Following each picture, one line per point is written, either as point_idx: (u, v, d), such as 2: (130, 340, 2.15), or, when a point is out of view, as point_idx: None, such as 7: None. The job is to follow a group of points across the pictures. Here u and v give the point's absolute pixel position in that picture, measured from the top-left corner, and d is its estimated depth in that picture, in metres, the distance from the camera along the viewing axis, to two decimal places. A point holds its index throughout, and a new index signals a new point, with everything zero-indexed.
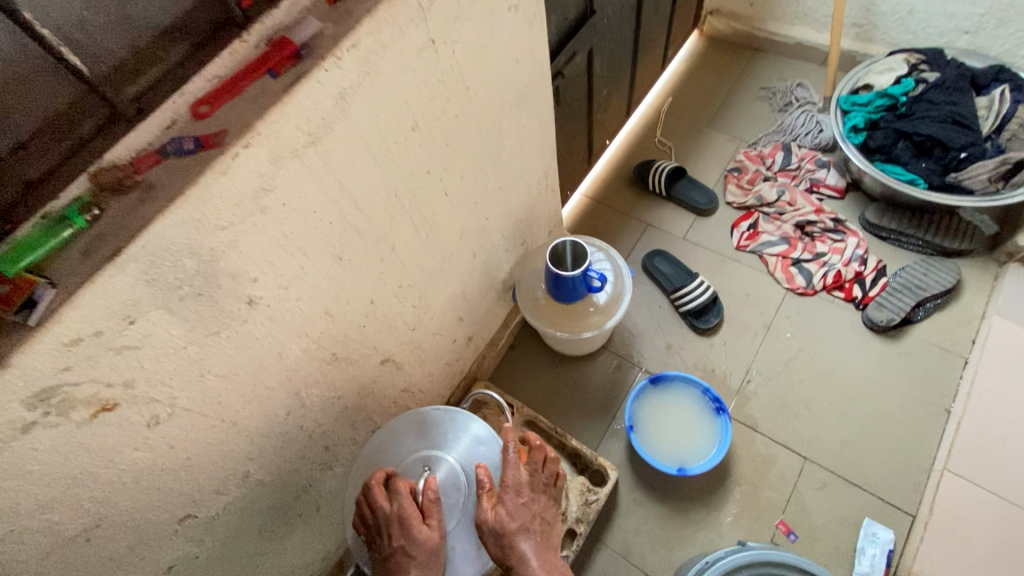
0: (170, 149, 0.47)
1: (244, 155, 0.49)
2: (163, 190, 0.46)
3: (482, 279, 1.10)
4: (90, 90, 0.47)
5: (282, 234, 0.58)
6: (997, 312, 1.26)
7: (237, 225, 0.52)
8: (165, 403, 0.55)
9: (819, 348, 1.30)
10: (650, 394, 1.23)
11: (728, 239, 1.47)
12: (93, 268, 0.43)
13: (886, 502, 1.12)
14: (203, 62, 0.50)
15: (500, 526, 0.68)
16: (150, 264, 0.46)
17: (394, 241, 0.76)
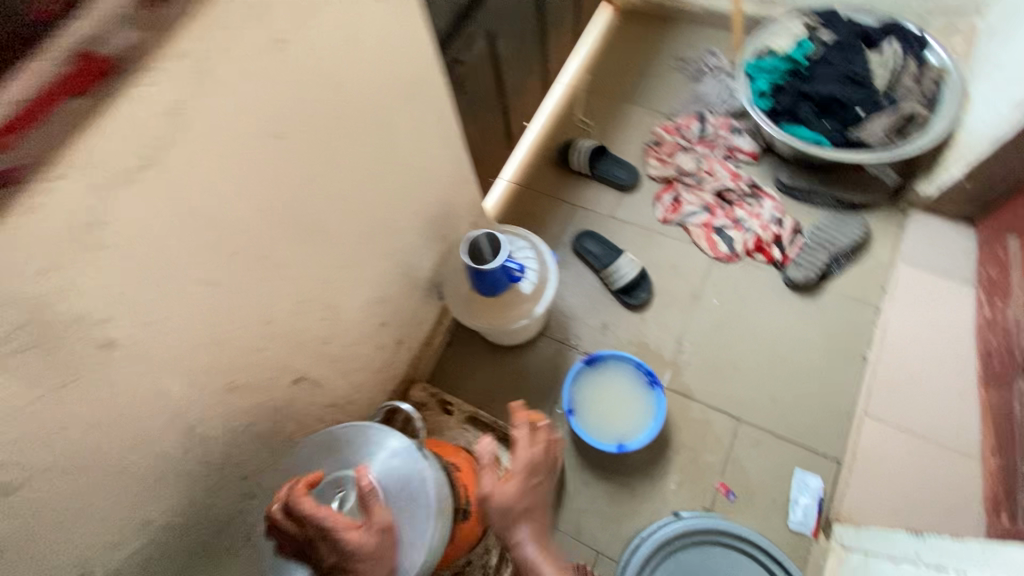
0: None
1: (61, 192, 0.45)
2: None
3: (401, 281, 1.07)
4: None
5: (130, 268, 0.53)
6: (903, 261, 1.33)
7: (65, 266, 0.47)
8: (23, 467, 0.51)
9: (745, 311, 1.33)
10: (586, 377, 1.24)
11: (653, 213, 1.48)
12: None
13: (815, 452, 1.18)
14: None
15: (510, 502, 0.80)
16: None
17: (283, 257, 0.72)
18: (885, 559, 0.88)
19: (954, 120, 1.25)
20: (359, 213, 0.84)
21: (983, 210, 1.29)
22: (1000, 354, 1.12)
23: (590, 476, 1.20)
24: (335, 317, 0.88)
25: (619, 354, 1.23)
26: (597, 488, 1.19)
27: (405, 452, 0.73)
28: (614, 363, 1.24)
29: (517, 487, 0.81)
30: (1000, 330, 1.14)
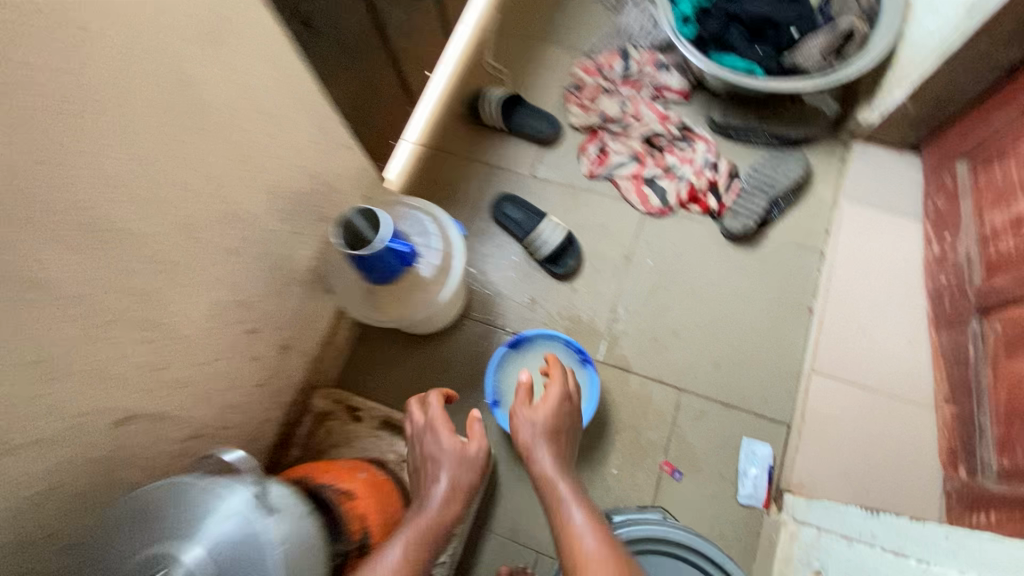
0: None
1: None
2: None
3: (267, 278, 0.88)
4: None
5: None
6: (846, 199, 1.22)
7: None
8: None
9: (682, 269, 1.21)
10: (512, 361, 1.10)
11: (578, 167, 1.31)
12: None
13: (763, 417, 1.08)
14: None
15: (541, 420, 0.88)
16: None
17: (38, 274, 0.53)
18: (838, 537, 0.80)
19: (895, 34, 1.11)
20: (165, 203, 0.65)
21: (928, 134, 1.18)
22: (951, 294, 1.03)
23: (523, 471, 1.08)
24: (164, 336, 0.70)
25: (547, 333, 1.09)
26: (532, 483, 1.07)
27: (244, 518, 0.56)
28: (541, 343, 1.10)
29: (547, 411, 0.89)
30: (950, 268, 1.05)
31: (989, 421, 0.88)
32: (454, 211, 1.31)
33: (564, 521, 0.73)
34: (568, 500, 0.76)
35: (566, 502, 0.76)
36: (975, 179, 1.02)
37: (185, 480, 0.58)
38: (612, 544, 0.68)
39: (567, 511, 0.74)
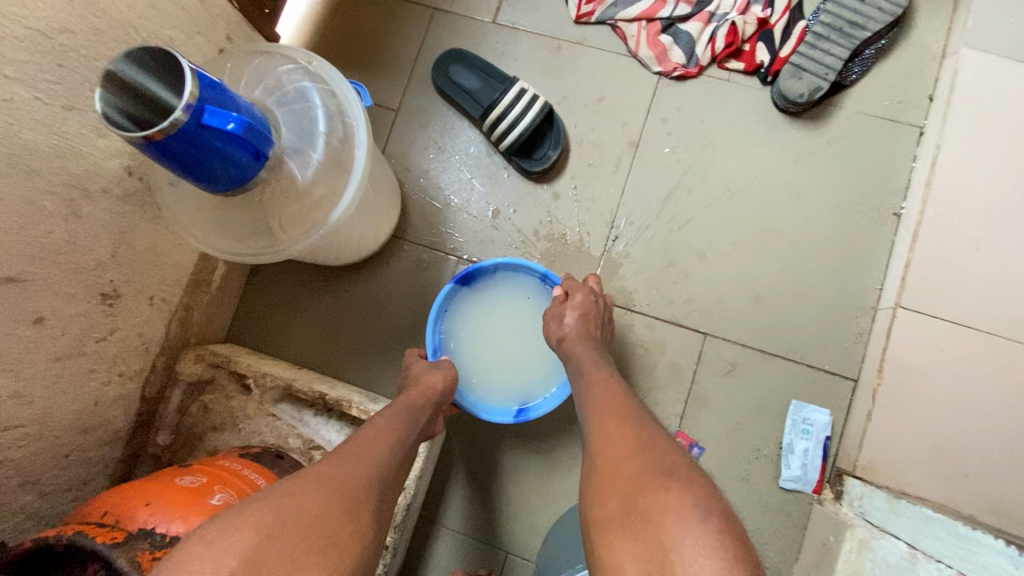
0: None
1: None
2: None
3: (22, 190, 0.51)
4: None
5: None
6: (968, 42, 0.79)
7: None
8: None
9: (714, 161, 0.83)
10: (463, 300, 0.77)
11: (562, 9, 0.88)
12: None
13: (819, 371, 0.77)
14: None
15: (569, 309, 0.68)
16: None
17: None
18: None
19: None
20: None
21: None
22: None
23: (484, 450, 0.79)
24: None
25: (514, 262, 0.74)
26: (497, 463, 0.79)
27: None
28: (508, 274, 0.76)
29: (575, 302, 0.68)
30: None
31: None
32: (381, 82, 0.89)
33: (584, 380, 0.59)
34: (590, 364, 0.61)
35: (588, 364, 0.61)
36: None
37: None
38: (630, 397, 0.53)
39: (590, 373, 0.59)
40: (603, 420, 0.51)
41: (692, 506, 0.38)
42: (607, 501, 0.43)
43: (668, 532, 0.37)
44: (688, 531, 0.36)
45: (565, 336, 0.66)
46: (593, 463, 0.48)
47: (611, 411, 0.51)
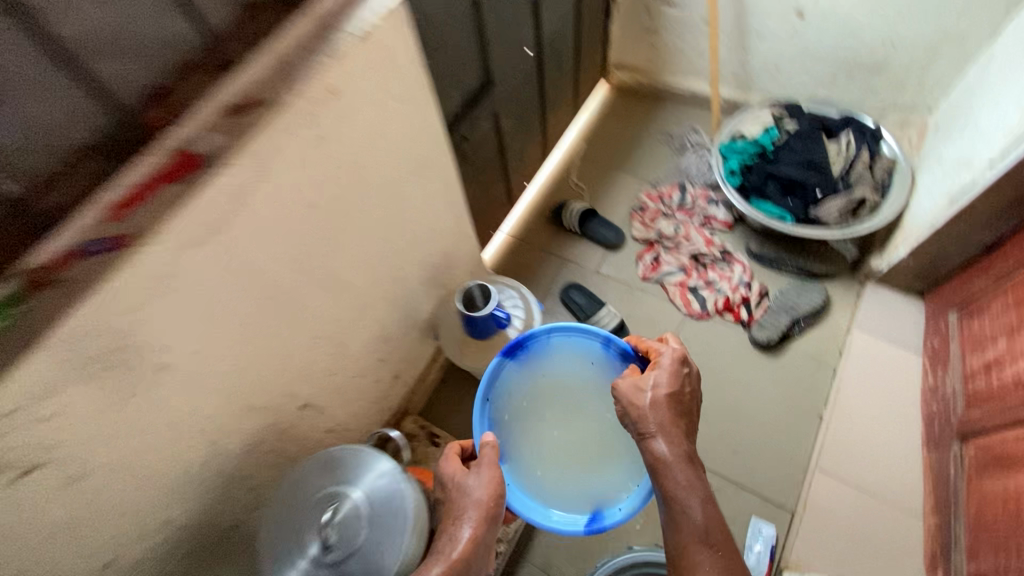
0: (88, 251, 0.57)
1: (157, 246, 0.61)
2: (79, 284, 0.56)
3: (402, 323, 1.21)
4: (11, 207, 0.55)
5: (193, 305, 0.68)
6: (858, 327, 1.45)
7: (149, 306, 0.63)
8: (81, 464, 0.64)
9: (713, 366, 1.46)
10: (514, 403, 1.07)
11: (635, 270, 1.63)
12: (15, 356, 0.53)
13: (770, 502, 1.27)
14: (119, 173, 0.61)
15: (653, 395, 0.85)
16: (67, 347, 0.57)
17: (302, 303, 0.87)
18: None
19: (901, 206, 1.42)
20: (365, 260, 0.98)
21: (930, 286, 1.42)
22: (940, 420, 1.24)
23: None
24: (343, 353, 1.04)
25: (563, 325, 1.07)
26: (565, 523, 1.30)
27: (390, 475, 0.81)
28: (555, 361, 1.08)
29: (659, 390, 0.85)
30: (939, 397, 1.26)
31: (962, 530, 1.06)
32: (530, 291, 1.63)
33: (684, 500, 0.78)
34: (681, 476, 0.79)
35: (688, 490, 0.78)
36: (962, 327, 1.25)
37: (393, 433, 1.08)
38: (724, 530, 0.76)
39: (673, 472, 0.80)
40: (698, 534, 0.76)
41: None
42: (682, 553, 0.76)
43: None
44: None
45: (649, 435, 0.83)
46: (667, 521, 0.80)
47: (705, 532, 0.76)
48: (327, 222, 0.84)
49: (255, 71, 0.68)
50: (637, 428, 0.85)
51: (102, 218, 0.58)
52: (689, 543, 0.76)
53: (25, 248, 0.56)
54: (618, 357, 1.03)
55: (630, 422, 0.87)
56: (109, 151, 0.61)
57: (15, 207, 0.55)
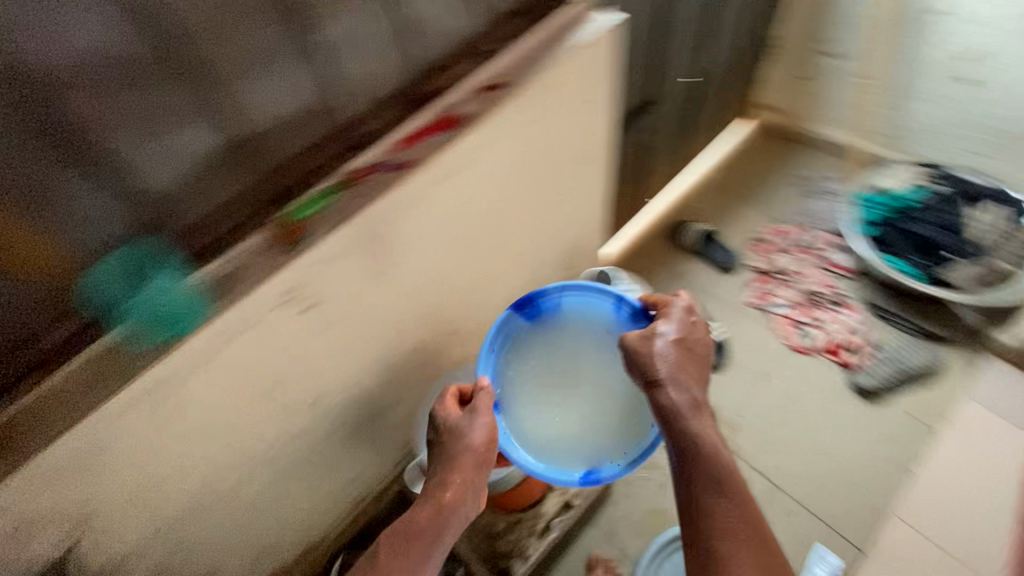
0: (384, 166, 0.82)
1: (425, 173, 0.86)
2: (375, 190, 0.82)
3: (533, 289, 1.41)
4: (348, 126, 0.81)
5: (422, 223, 0.92)
6: (973, 397, 1.46)
7: (401, 215, 0.88)
8: (329, 319, 0.89)
9: (806, 399, 1.52)
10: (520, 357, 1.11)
11: (741, 294, 1.72)
12: (331, 227, 0.79)
13: (842, 536, 1.33)
14: (410, 117, 0.85)
15: (665, 341, 0.93)
16: (356, 228, 0.83)
17: (479, 246, 1.09)
18: None
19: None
20: (527, 225, 1.19)
21: None
22: None
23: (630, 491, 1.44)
24: (486, 301, 1.25)
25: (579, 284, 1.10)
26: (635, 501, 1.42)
27: None
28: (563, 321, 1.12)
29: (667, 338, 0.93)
30: None
31: None
32: None
33: (694, 444, 0.86)
34: (692, 426, 0.87)
35: (697, 436, 0.87)
36: None
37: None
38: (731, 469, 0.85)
39: (681, 419, 0.88)
40: (702, 476, 0.85)
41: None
42: (693, 496, 0.85)
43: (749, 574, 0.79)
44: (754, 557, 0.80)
45: (657, 380, 0.90)
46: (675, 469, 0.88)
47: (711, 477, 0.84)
48: (511, 186, 1.05)
49: (505, 62, 0.89)
50: (649, 375, 0.91)
51: (398, 146, 0.83)
52: (698, 488, 0.85)
53: (351, 158, 0.81)
54: (628, 319, 1.08)
55: (636, 370, 0.94)
56: (397, 100, 0.85)
57: (351, 126, 0.82)
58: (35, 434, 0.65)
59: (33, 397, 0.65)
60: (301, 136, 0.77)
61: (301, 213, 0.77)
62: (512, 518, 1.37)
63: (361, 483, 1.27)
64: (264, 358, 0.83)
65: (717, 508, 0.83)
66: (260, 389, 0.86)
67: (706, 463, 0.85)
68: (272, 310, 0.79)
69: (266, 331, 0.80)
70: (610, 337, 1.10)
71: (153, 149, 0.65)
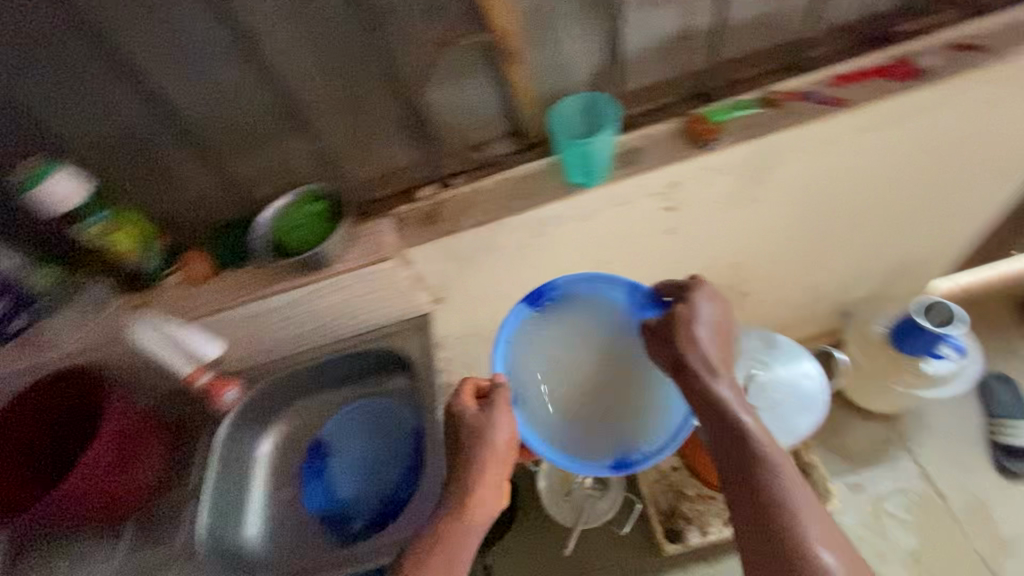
0: (810, 97, 0.83)
1: (852, 116, 0.82)
2: (798, 117, 0.81)
3: (839, 288, 1.27)
4: (789, 51, 0.86)
5: (807, 167, 0.89)
6: None
7: (799, 153, 0.85)
8: (673, 225, 0.92)
9: None
10: (517, 341, 0.76)
11: None
12: (743, 138, 0.81)
13: None
14: (856, 58, 0.85)
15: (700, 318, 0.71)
16: (760, 148, 0.82)
17: (832, 216, 1.03)
18: None
19: None
20: (889, 215, 1.08)
21: None
22: None
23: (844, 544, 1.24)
24: (787, 282, 1.18)
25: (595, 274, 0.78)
26: None
27: None
28: (577, 309, 0.78)
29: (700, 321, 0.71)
30: None
31: None
32: None
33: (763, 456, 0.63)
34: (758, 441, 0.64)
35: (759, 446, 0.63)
36: None
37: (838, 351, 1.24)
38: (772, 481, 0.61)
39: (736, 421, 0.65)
40: (746, 496, 0.62)
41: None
42: (752, 544, 0.60)
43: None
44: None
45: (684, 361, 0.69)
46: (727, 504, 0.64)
47: (735, 477, 0.63)
48: (897, 170, 0.97)
49: (989, 28, 0.84)
50: (676, 357, 0.70)
51: (826, 85, 0.84)
52: (763, 533, 0.59)
53: (776, 81, 0.86)
54: (652, 301, 0.77)
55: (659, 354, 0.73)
56: (849, 42, 0.86)
57: (790, 53, 0.86)
58: (468, 214, 0.84)
59: (472, 187, 0.86)
60: (747, 48, 0.85)
61: (719, 116, 0.82)
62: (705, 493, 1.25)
63: None
64: (614, 235, 0.90)
65: (791, 568, 0.57)
66: (592, 261, 0.95)
67: (740, 469, 0.63)
68: (650, 195, 0.84)
69: (634, 211, 0.87)
70: (621, 314, 0.78)
71: (655, 14, 0.76)
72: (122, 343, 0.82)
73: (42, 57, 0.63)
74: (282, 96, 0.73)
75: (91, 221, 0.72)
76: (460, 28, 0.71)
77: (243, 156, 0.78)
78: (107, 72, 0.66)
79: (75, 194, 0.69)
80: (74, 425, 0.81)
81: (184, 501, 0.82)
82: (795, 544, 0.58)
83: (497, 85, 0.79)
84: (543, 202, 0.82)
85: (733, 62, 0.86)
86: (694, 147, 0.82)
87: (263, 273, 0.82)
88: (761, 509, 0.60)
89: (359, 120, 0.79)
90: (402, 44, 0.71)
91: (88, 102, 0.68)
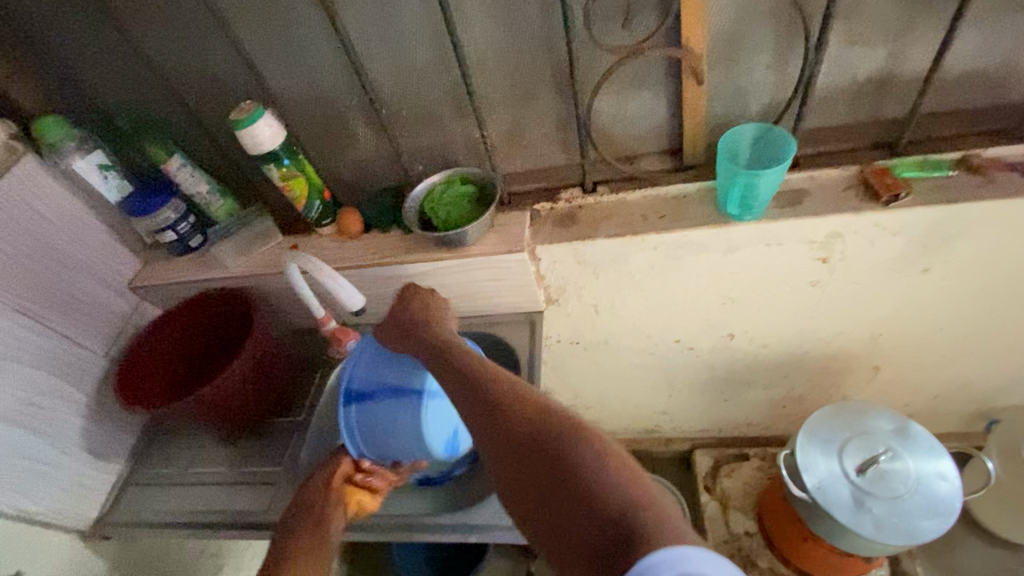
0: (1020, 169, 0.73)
1: None
2: (1002, 189, 0.73)
3: (996, 389, 1.11)
4: (1004, 116, 0.77)
5: (998, 245, 0.79)
6: None
7: (992, 228, 0.76)
8: (818, 278, 0.86)
9: None
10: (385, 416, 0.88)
11: None
12: (928, 200, 0.74)
13: None
14: None
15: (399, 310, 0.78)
16: (945, 215, 0.74)
17: (1010, 306, 0.90)
18: None
19: None
20: None
21: None
22: None
23: None
24: (933, 366, 1.05)
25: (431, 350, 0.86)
26: None
27: None
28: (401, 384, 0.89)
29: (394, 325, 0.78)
30: None
31: None
32: None
33: (505, 397, 0.56)
34: (491, 390, 0.58)
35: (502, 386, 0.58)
36: None
37: (983, 456, 1.09)
38: (484, 376, 0.60)
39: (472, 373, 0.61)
40: (467, 401, 0.59)
41: (638, 537, 0.41)
42: (486, 439, 0.54)
43: (587, 504, 0.44)
44: (585, 472, 0.46)
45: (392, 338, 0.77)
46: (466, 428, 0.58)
47: (459, 388, 0.61)
48: None
49: None
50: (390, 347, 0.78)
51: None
52: (518, 477, 0.50)
53: (983, 145, 0.76)
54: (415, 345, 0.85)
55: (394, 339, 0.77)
56: None
57: (1006, 117, 0.77)
58: (603, 223, 0.84)
59: (614, 198, 0.86)
60: (952, 105, 0.77)
61: (902, 171, 0.76)
62: (781, 570, 1.14)
63: (671, 424, 1.29)
64: (751, 275, 0.86)
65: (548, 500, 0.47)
66: (719, 298, 0.91)
67: (460, 387, 0.61)
68: (804, 242, 0.79)
69: (782, 255, 0.82)
70: None
71: (856, 52, 0.72)
72: (276, 276, 0.90)
73: (273, 10, 0.72)
74: (460, 81, 0.77)
75: (282, 164, 0.80)
76: (648, 38, 0.70)
77: (413, 131, 0.84)
78: (325, 36, 0.74)
79: (275, 137, 0.77)
80: (220, 341, 0.92)
81: (293, 428, 0.91)
82: (510, 408, 0.55)
83: (667, 100, 0.78)
84: (688, 227, 0.79)
85: (930, 118, 0.78)
86: (866, 201, 0.76)
87: (405, 242, 0.87)
88: (478, 399, 0.58)
89: (522, 113, 0.81)
90: (584, 49, 0.73)
91: (302, 59, 0.77)
